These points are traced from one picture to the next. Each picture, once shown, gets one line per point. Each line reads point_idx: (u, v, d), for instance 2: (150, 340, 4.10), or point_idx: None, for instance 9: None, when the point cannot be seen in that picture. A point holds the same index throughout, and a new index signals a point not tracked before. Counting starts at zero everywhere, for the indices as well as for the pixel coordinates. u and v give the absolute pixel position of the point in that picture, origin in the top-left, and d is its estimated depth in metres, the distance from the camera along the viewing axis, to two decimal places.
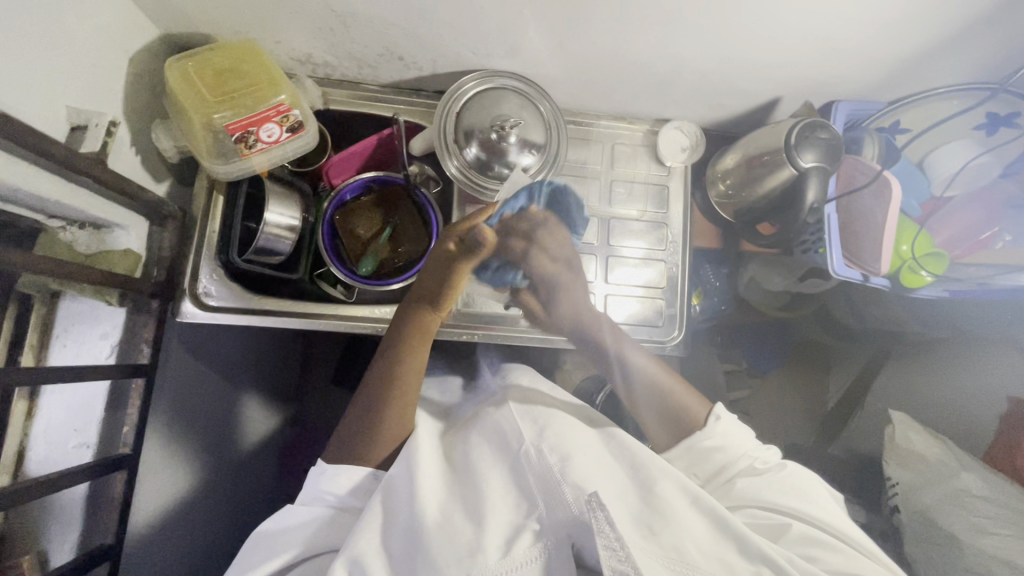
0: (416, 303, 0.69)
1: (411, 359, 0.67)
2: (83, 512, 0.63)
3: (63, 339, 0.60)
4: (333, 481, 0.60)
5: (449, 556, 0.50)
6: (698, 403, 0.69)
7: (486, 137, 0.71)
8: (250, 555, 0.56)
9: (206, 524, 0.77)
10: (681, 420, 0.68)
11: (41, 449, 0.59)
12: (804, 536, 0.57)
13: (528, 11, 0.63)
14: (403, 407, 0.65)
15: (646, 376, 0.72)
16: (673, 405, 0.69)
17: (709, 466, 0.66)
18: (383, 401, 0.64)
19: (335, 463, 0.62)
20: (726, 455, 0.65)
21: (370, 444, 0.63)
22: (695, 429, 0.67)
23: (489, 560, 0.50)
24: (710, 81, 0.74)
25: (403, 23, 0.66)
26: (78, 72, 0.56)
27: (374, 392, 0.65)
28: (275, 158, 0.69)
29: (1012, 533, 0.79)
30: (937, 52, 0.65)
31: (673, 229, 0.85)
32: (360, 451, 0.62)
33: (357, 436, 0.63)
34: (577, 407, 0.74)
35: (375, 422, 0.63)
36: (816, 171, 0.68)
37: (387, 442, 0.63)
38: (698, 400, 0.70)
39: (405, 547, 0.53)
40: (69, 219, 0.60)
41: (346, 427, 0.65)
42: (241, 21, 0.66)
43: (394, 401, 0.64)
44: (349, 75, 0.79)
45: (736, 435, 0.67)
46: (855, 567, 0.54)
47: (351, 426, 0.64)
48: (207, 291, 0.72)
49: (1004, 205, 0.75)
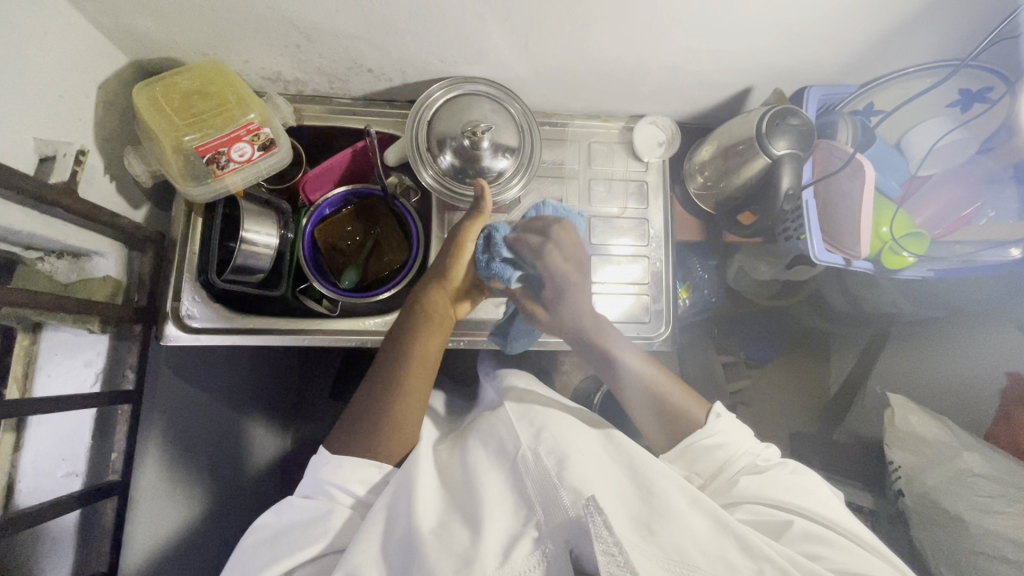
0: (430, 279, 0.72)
1: (425, 340, 0.67)
2: (76, 540, 0.61)
3: (48, 369, 0.60)
4: (337, 471, 0.59)
5: (445, 564, 0.49)
6: (696, 406, 0.68)
7: (460, 144, 0.71)
8: (249, 550, 0.56)
9: (209, 542, 0.77)
10: (680, 423, 0.68)
11: (30, 480, 0.58)
12: (809, 533, 0.57)
13: (488, 16, 0.63)
14: (412, 407, 0.64)
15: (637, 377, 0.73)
16: (671, 409, 0.69)
17: (716, 471, 0.64)
18: (391, 383, 0.64)
19: (339, 453, 0.61)
20: (727, 454, 0.65)
21: (377, 437, 0.61)
22: (692, 432, 0.66)
23: (486, 569, 0.49)
24: (679, 75, 0.74)
25: (367, 35, 0.67)
26: (45, 104, 0.57)
27: (385, 372, 0.65)
28: (248, 177, 0.69)
29: (1016, 511, 0.78)
30: (902, 31, 0.65)
31: (655, 224, 0.84)
32: (372, 440, 0.61)
33: (367, 423, 0.62)
34: (573, 409, 0.73)
35: (385, 406, 0.62)
36: (789, 158, 0.68)
37: (396, 444, 0.62)
38: (697, 401, 0.69)
39: (401, 559, 0.52)
40: (45, 249, 0.60)
41: (351, 418, 0.63)
42: (207, 42, 0.67)
43: (409, 383, 0.64)
44: (320, 90, 0.79)
45: (738, 435, 0.66)
46: (857, 566, 0.54)
47: (359, 410, 0.63)
48: (190, 313, 0.72)
49: (984, 180, 0.74)
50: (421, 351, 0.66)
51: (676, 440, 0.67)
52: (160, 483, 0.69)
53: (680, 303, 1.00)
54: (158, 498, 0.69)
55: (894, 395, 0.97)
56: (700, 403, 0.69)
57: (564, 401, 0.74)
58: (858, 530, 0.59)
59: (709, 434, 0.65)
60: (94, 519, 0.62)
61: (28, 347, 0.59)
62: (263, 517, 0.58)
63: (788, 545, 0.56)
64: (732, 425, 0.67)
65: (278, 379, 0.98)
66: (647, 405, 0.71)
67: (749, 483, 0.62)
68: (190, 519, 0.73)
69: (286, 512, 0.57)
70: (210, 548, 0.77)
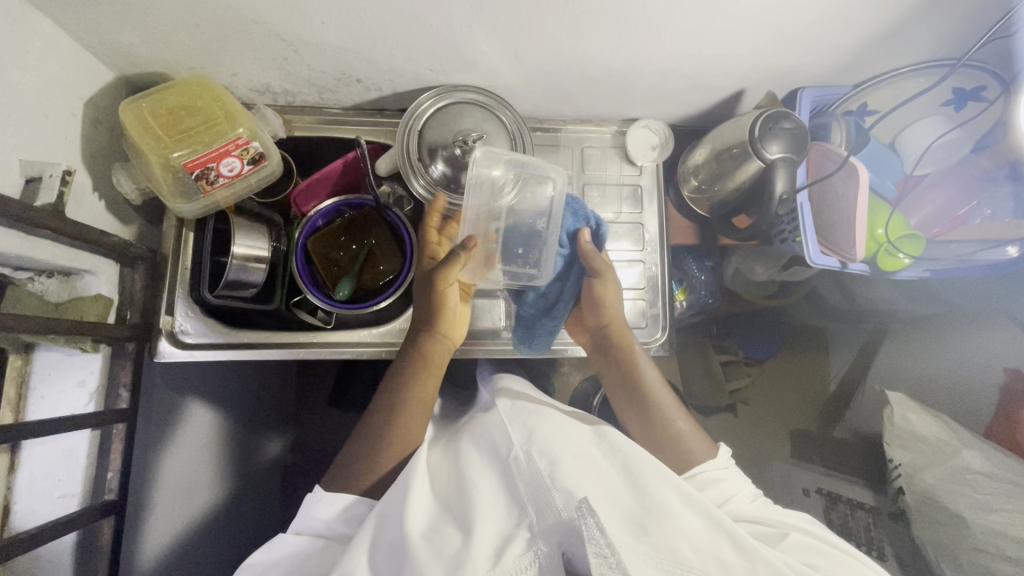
0: (421, 334, 0.70)
1: (417, 394, 0.67)
2: (73, 563, 0.60)
3: (41, 391, 0.60)
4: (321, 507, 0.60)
5: (436, 567, 0.49)
6: (704, 447, 0.67)
7: (451, 153, 0.73)
8: None
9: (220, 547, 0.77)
10: (683, 458, 0.67)
11: (27, 501, 0.58)
12: (805, 545, 0.56)
13: (476, 25, 0.63)
14: (401, 447, 0.65)
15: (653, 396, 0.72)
16: (676, 444, 0.68)
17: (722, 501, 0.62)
18: (381, 431, 0.65)
19: (331, 488, 0.63)
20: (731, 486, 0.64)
21: (360, 470, 0.64)
22: (696, 465, 0.66)
23: (478, 569, 0.49)
24: (672, 79, 0.74)
25: (354, 46, 0.66)
26: (31, 125, 0.56)
27: (380, 417, 0.66)
28: (240, 191, 0.69)
29: (1016, 509, 0.78)
30: (895, 32, 0.64)
31: (650, 228, 0.84)
32: (357, 479, 0.63)
33: (357, 464, 0.64)
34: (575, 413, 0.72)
35: (376, 449, 0.64)
36: (783, 161, 0.68)
37: (377, 472, 0.64)
38: (704, 444, 0.68)
39: (391, 558, 0.52)
40: (37, 269, 0.60)
41: (346, 456, 0.66)
42: (193, 56, 0.66)
43: (397, 438, 0.65)
44: (310, 101, 0.79)
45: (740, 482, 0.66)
46: None
47: (355, 452, 0.65)
48: (183, 328, 0.73)
49: (980, 179, 0.74)
50: (410, 406, 0.66)
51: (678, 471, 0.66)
52: (176, 496, 0.70)
53: (676, 304, 1.00)
54: (173, 504, 0.70)
55: (893, 393, 0.96)
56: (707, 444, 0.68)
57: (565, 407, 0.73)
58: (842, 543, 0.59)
59: (721, 465, 0.66)
60: (92, 539, 0.61)
61: (20, 368, 0.59)
62: (252, 556, 0.57)
63: (787, 553, 0.55)
64: (735, 475, 0.66)
65: (279, 389, 0.97)
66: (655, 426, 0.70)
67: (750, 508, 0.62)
68: (198, 524, 0.73)
69: (278, 547, 0.57)
70: (217, 561, 0.75)
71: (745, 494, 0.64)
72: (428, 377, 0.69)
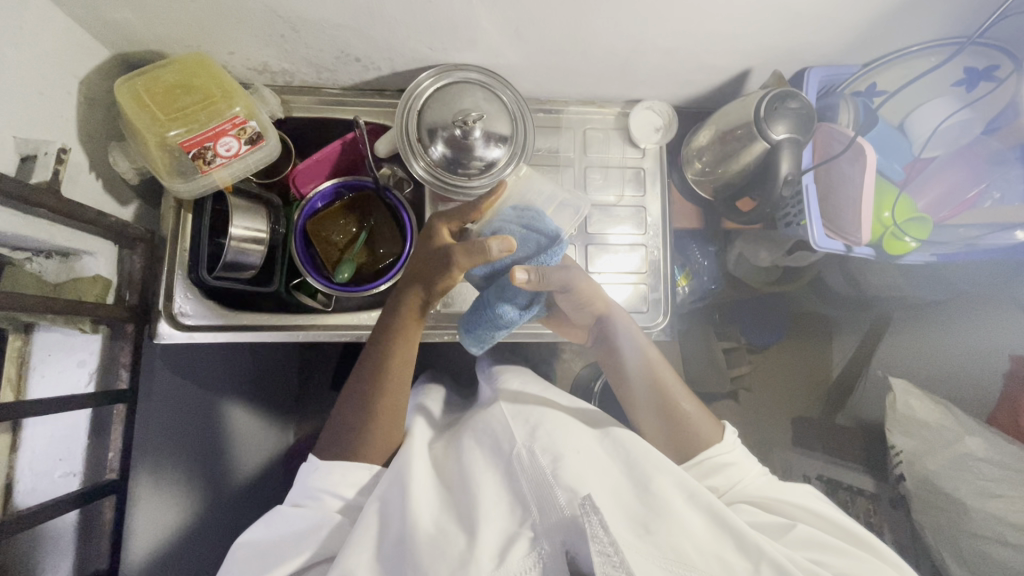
0: (411, 287, 0.64)
1: (403, 351, 0.65)
2: (75, 540, 0.60)
3: (41, 369, 0.59)
4: (325, 478, 0.60)
5: (440, 567, 0.48)
6: (710, 428, 0.66)
7: (451, 133, 0.70)
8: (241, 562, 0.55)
9: (210, 534, 0.76)
10: (689, 442, 0.65)
11: (29, 480, 0.57)
12: (813, 539, 0.55)
13: (477, 2, 0.61)
14: (392, 412, 0.64)
15: (653, 385, 0.69)
16: (682, 428, 0.66)
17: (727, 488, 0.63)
18: (370, 393, 0.64)
19: (324, 457, 0.63)
20: (741, 470, 0.64)
21: (357, 440, 0.63)
22: (708, 448, 0.65)
23: (482, 567, 0.48)
24: (676, 58, 0.72)
25: (352, 23, 0.65)
26: (25, 101, 0.55)
27: (368, 379, 0.65)
28: (236, 171, 0.68)
29: (1018, 495, 0.77)
30: (906, 9, 0.63)
31: (652, 212, 0.83)
32: (350, 448, 0.62)
33: (349, 433, 0.63)
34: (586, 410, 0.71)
35: (368, 418, 0.63)
36: (789, 141, 0.66)
37: (376, 442, 0.63)
38: (710, 425, 0.67)
39: (395, 558, 0.52)
40: (33, 250, 0.59)
41: (337, 421, 0.65)
42: (190, 34, 0.65)
43: (385, 407, 0.64)
44: (309, 81, 0.78)
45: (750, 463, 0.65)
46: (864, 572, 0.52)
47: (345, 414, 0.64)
48: (183, 310, 0.73)
49: (989, 161, 0.73)
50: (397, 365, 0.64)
51: (686, 455, 0.65)
52: (173, 484, 0.70)
53: (677, 291, 0.97)
54: (162, 493, 0.68)
55: (895, 379, 0.95)
56: (713, 422, 0.67)
57: (578, 405, 0.71)
58: (845, 522, 0.58)
59: (728, 449, 0.65)
60: (93, 520, 0.61)
61: (20, 348, 0.58)
62: (251, 529, 0.58)
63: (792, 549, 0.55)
64: (743, 455, 0.66)
65: (278, 374, 0.97)
66: (655, 415, 0.69)
67: (759, 487, 0.62)
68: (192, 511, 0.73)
69: (277, 522, 0.57)
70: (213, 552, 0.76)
71: (755, 471, 0.65)
72: (414, 333, 0.65)
